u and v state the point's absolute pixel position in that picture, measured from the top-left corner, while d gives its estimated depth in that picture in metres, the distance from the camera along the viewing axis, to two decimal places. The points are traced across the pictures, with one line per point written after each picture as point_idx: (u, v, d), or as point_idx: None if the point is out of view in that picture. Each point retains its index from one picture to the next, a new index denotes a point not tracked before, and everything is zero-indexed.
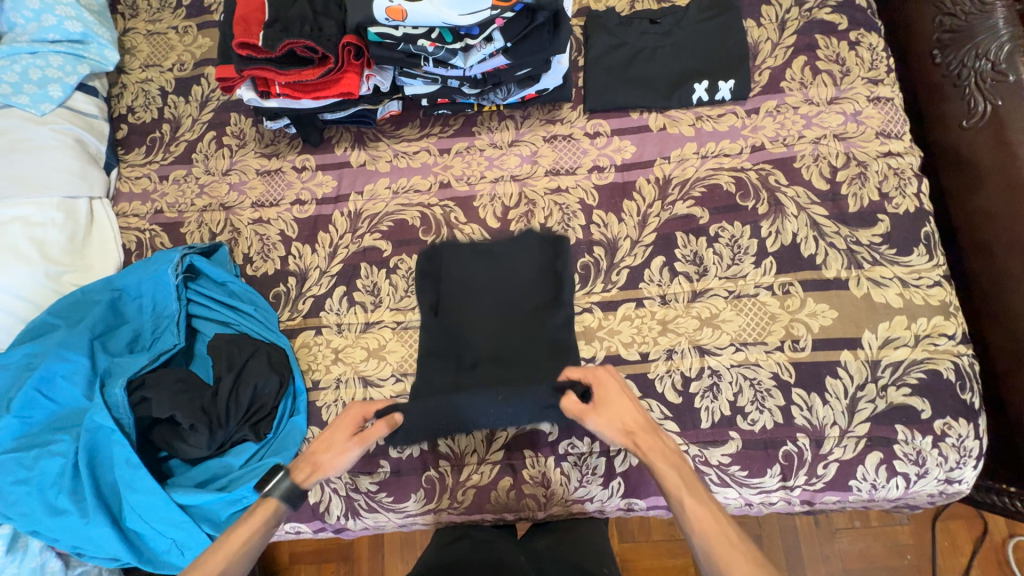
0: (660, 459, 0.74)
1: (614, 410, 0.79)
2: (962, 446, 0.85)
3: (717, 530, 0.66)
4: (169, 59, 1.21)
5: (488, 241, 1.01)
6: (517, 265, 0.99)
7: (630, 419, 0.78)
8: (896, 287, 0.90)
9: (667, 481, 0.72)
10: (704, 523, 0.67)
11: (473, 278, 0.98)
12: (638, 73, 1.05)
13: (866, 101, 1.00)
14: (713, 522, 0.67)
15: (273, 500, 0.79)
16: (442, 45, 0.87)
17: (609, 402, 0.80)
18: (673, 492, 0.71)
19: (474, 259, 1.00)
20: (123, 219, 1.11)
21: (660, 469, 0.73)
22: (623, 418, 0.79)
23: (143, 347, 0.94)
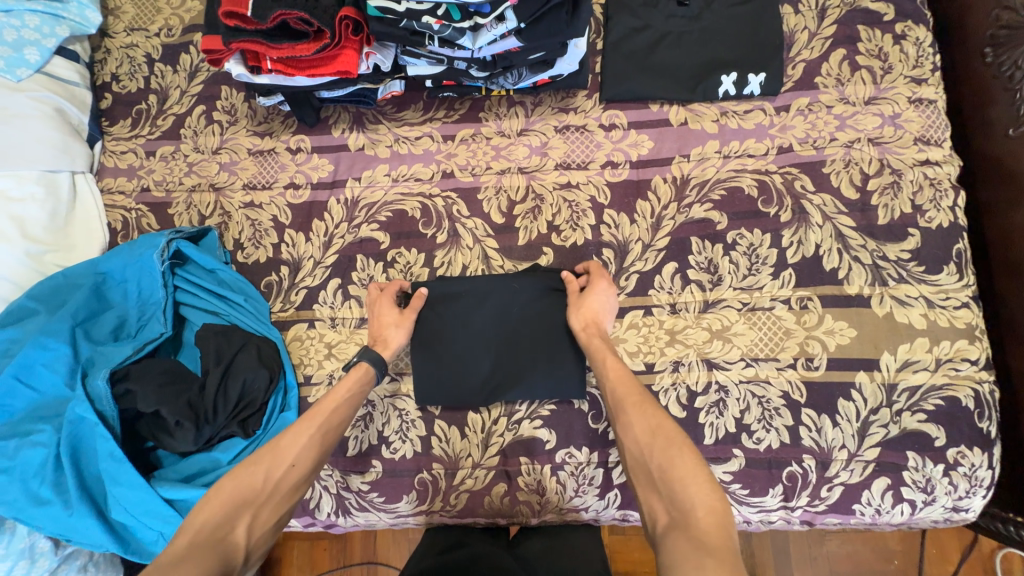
0: (604, 341, 0.83)
1: (587, 308, 0.86)
2: (973, 475, 0.82)
3: (625, 383, 0.76)
4: (156, 23, 1.12)
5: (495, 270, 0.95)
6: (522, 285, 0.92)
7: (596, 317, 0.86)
8: (921, 307, 0.85)
9: (602, 355, 0.81)
10: (617, 378, 0.77)
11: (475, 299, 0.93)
12: (661, 60, 0.97)
13: (906, 103, 0.92)
14: (625, 378, 0.77)
15: (365, 364, 0.85)
16: (449, 23, 0.79)
17: (584, 300, 0.86)
18: (603, 361, 0.80)
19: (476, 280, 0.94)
20: (109, 196, 1.06)
21: (595, 342, 0.83)
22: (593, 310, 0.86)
23: (128, 334, 0.91)
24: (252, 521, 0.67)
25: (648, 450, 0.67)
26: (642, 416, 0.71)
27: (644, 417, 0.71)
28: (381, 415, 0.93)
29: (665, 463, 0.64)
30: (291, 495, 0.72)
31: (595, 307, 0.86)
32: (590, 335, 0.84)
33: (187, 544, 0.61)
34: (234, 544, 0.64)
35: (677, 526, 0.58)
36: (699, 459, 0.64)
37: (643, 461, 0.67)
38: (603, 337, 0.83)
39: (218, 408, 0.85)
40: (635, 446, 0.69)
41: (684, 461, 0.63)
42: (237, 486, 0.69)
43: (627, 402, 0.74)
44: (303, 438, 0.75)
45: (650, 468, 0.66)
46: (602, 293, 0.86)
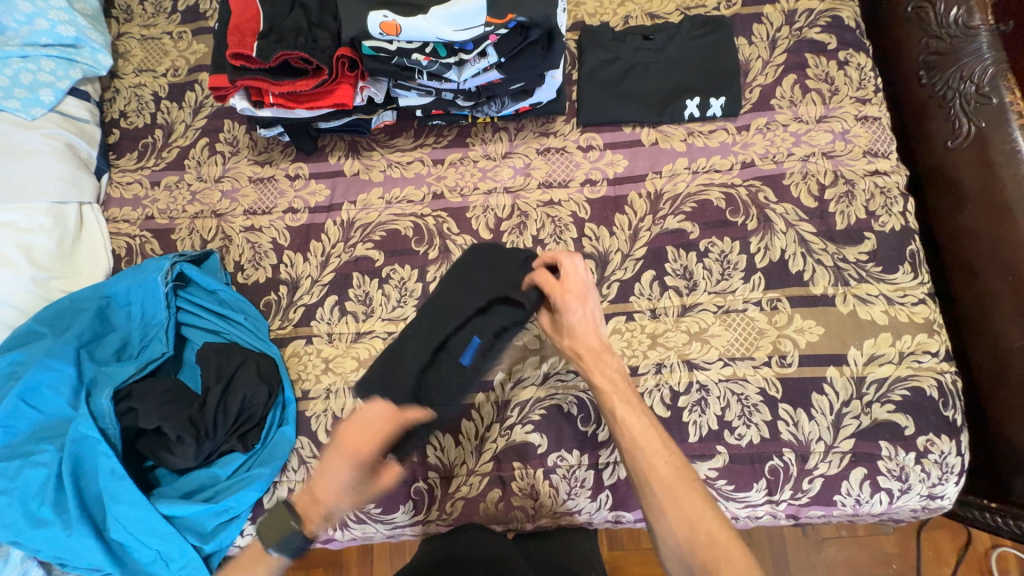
0: (606, 380, 0.80)
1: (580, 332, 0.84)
2: (944, 462, 0.87)
3: (649, 450, 0.73)
4: (163, 64, 1.21)
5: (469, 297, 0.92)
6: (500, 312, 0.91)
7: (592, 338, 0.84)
8: (881, 304, 0.92)
9: (625, 419, 0.76)
10: (637, 442, 0.74)
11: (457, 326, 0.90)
12: (631, 87, 1.06)
13: (854, 120, 1.01)
14: (647, 440, 0.73)
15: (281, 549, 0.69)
16: (436, 59, 0.87)
17: (574, 331, 0.84)
18: (625, 428, 0.75)
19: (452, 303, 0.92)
20: (114, 225, 1.10)
21: (613, 403, 0.78)
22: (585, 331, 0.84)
23: (130, 355, 0.94)
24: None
25: (690, 544, 0.65)
26: (679, 505, 0.68)
27: (684, 507, 0.68)
28: None
29: (712, 566, 0.63)
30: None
31: (578, 328, 0.84)
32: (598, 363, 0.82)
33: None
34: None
35: None
36: (743, 550, 0.63)
37: (683, 555, 0.66)
38: (602, 372, 0.81)
39: (218, 423, 0.88)
40: (672, 538, 0.67)
41: (730, 560, 0.63)
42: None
43: (654, 480, 0.71)
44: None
45: (692, 565, 0.65)
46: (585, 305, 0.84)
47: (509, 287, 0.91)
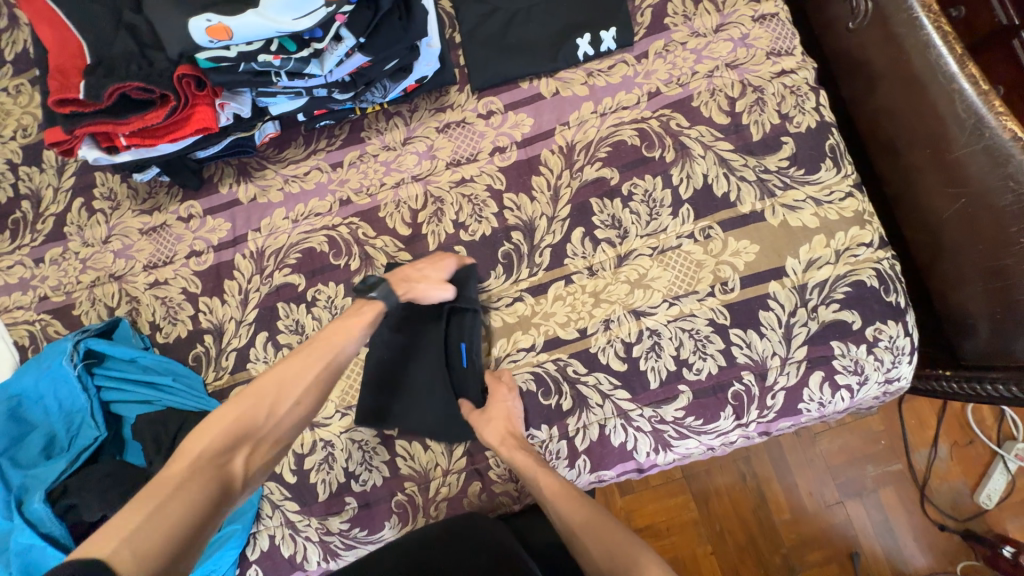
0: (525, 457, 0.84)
1: (497, 416, 0.86)
2: (894, 346, 0.88)
3: (569, 499, 0.80)
4: (8, 126, 1.07)
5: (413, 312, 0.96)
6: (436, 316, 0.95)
7: (508, 425, 0.86)
8: (810, 207, 0.90)
9: (540, 479, 0.82)
10: (558, 497, 0.80)
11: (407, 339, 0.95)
12: (517, 38, 0.99)
13: (751, 22, 0.96)
14: (566, 492, 0.80)
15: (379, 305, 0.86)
16: (287, 56, 0.78)
17: (491, 413, 0.87)
18: (542, 488, 0.81)
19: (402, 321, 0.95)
20: (7, 315, 1.01)
21: (520, 458, 0.84)
22: (503, 419, 0.86)
23: (61, 449, 0.87)
24: (249, 457, 0.71)
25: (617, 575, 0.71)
26: (601, 539, 0.74)
27: (579, 511, 0.78)
28: (342, 452, 0.93)
29: None
30: (284, 437, 0.76)
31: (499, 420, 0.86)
32: (511, 449, 0.84)
33: (148, 514, 0.59)
34: (228, 483, 0.68)
35: None
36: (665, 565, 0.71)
37: None
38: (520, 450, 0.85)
39: None
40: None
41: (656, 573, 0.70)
42: (216, 427, 0.71)
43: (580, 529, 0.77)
44: (313, 374, 0.78)
45: None
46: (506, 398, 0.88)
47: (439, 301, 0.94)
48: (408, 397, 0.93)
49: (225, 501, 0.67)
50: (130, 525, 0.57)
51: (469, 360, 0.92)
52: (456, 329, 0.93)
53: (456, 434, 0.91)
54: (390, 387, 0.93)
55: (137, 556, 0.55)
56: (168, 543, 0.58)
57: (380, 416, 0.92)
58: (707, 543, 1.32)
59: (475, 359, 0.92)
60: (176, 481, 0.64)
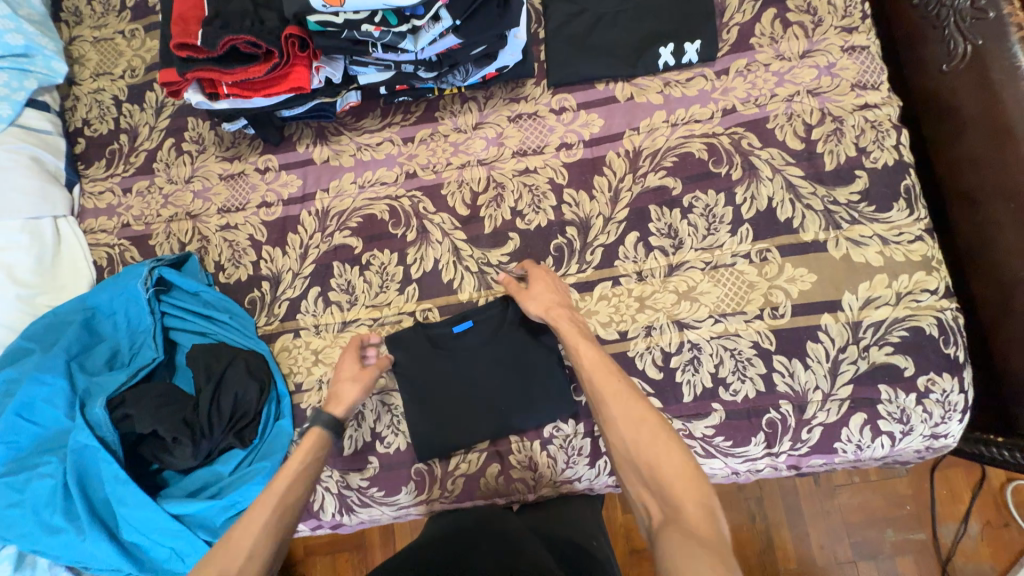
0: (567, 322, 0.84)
1: (538, 295, 0.88)
2: (947, 400, 0.84)
3: (602, 368, 0.78)
4: (120, 66, 1.17)
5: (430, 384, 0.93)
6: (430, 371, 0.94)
7: (549, 294, 0.88)
8: (876, 245, 0.88)
9: (576, 345, 0.81)
10: (592, 362, 0.79)
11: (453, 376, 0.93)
12: (599, 40, 1.01)
13: (840, 52, 0.95)
14: (600, 362, 0.79)
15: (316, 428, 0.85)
16: (388, 29, 0.82)
17: (530, 291, 0.89)
18: (579, 353, 0.81)
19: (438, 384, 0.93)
20: (92, 236, 1.10)
21: (563, 323, 0.84)
22: (544, 293, 0.88)
23: (122, 363, 0.94)
24: None
25: (635, 446, 0.69)
26: (625, 409, 0.73)
27: (611, 382, 0.76)
28: (372, 412, 0.96)
29: (653, 459, 0.67)
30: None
31: (540, 294, 0.88)
32: (557, 315, 0.85)
33: None
34: None
35: (670, 520, 0.62)
36: (685, 453, 0.67)
37: (635, 461, 0.69)
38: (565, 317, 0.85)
39: (214, 423, 0.89)
40: (622, 443, 0.71)
41: (672, 458, 0.66)
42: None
43: (606, 392, 0.75)
44: (261, 519, 0.73)
45: (642, 465, 0.68)
46: (548, 279, 0.90)
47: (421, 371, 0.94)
48: (523, 358, 0.92)
49: None
50: None
51: (470, 319, 0.94)
52: (436, 336, 0.95)
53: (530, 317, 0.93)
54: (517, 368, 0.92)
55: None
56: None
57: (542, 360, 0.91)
58: None
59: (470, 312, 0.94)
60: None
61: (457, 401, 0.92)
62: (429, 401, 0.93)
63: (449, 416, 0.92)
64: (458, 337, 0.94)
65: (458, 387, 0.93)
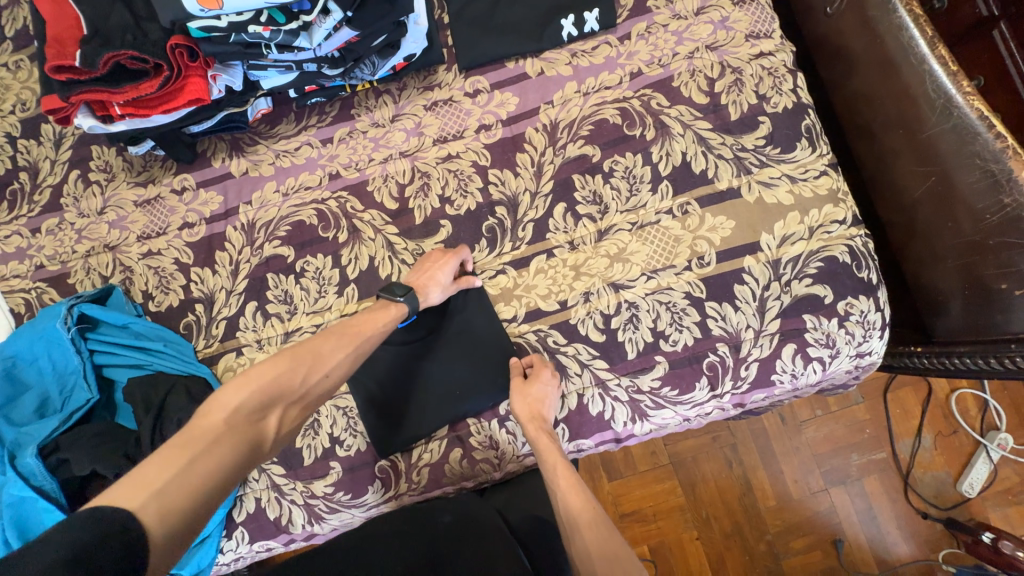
0: (548, 443, 0.86)
1: (532, 397, 0.86)
2: (865, 320, 0.90)
3: (578, 498, 0.82)
4: (8, 101, 1.10)
5: (386, 387, 0.94)
6: (386, 369, 0.94)
7: (536, 407, 0.86)
8: (785, 185, 0.93)
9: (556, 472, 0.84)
10: (569, 492, 0.82)
11: (406, 374, 0.94)
12: (504, 19, 1.01)
13: (732, 5, 0.99)
14: (577, 490, 0.82)
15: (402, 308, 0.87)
16: (277, 28, 0.81)
17: (528, 388, 0.87)
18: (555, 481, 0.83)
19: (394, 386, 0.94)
20: (4, 283, 1.04)
21: (544, 443, 0.86)
22: (531, 404, 0.86)
23: (53, 409, 0.90)
24: (282, 417, 0.71)
25: None
26: (600, 541, 0.76)
27: (586, 513, 0.80)
28: (327, 418, 0.95)
29: None
30: (316, 402, 0.75)
31: (524, 406, 0.86)
32: (537, 430, 0.86)
33: (177, 472, 0.57)
34: (257, 443, 0.66)
35: None
36: None
37: None
38: (546, 435, 0.87)
39: None
40: None
41: None
42: (258, 380, 0.69)
43: (582, 525, 0.79)
44: (341, 354, 0.78)
45: None
46: (546, 380, 0.88)
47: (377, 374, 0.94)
48: (472, 344, 0.95)
49: (249, 463, 0.65)
50: (164, 478, 0.56)
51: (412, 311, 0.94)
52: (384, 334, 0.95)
53: (473, 301, 0.96)
54: (468, 354, 0.94)
55: (162, 513, 0.54)
56: (184, 502, 0.56)
57: (490, 341, 0.94)
58: (693, 529, 1.34)
59: None
60: (213, 434, 0.62)
61: (410, 393, 0.93)
62: (386, 394, 0.94)
63: (406, 407, 0.93)
64: (404, 332, 0.94)
65: (411, 379, 0.94)
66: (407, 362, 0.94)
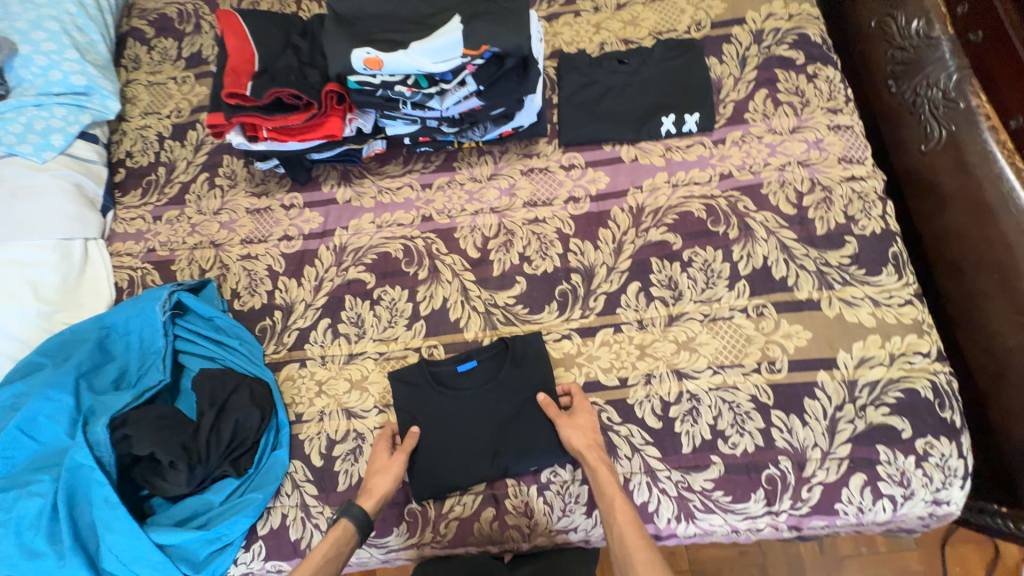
0: (607, 475, 0.83)
1: (583, 427, 0.88)
2: (946, 465, 0.84)
3: (634, 534, 0.77)
4: (168, 107, 1.28)
5: (429, 427, 0.93)
6: (433, 409, 0.94)
7: (593, 435, 0.87)
8: (868, 307, 0.92)
9: (612, 503, 0.80)
10: (625, 526, 0.78)
11: (452, 419, 0.93)
12: (608, 108, 1.11)
13: (827, 129, 1.04)
14: (633, 524, 0.78)
15: (345, 521, 0.83)
16: (418, 90, 0.93)
17: (576, 421, 0.88)
18: (612, 513, 0.80)
19: (438, 428, 0.93)
20: (117, 258, 1.15)
21: (602, 472, 0.83)
22: (588, 430, 0.87)
23: (128, 384, 0.96)
24: None
25: None
26: None
27: (641, 551, 0.75)
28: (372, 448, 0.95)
29: None
30: None
31: (577, 434, 0.86)
32: (595, 457, 0.84)
33: None
34: None
35: None
36: None
37: None
38: (605, 466, 0.84)
39: (212, 449, 0.89)
40: None
41: None
42: None
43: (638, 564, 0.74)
44: None
45: None
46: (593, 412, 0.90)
47: (423, 412, 0.94)
48: (523, 400, 0.93)
49: None
50: None
51: (475, 358, 0.97)
52: (439, 372, 0.97)
53: (531, 357, 0.96)
54: (517, 409, 0.93)
55: None
56: None
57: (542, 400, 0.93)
58: None
59: (476, 352, 0.97)
60: None
61: (452, 439, 0.92)
62: (429, 436, 0.93)
63: (446, 452, 0.92)
64: (461, 377, 0.96)
65: (456, 424, 0.93)
66: (454, 407, 0.94)
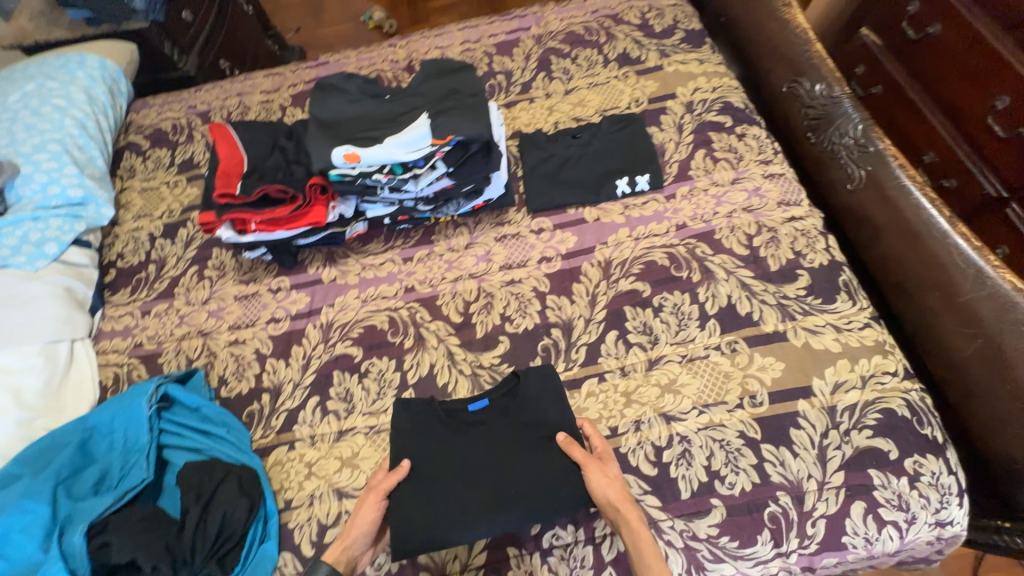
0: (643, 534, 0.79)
1: (614, 478, 0.84)
2: (939, 483, 0.85)
3: None
4: (160, 209, 1.36)
5: (426, 469, 0.88)
6: (432, 449, 0.91)
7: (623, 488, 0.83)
8: (831, 333, 0.98)
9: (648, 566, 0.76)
10: None
11: (453, 460, 0.89)
12: (568, 176, 1.23)
13: (763, 178, 1.17)
14: None
15: None
16: (394, 176, 1.04)
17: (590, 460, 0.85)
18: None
19: (437, 470, 0.88)
20: (103, 356, 1.16)
21: (638, 533, 0.78)
22: (617, 482, 0.84)
23: (109, 486, 0.92)
24: None
25: None
26: None
27: None
28: None
29: None
30: None
31: (605, 482, 0.83)
32: (629, 511, 0.80)
33: None
34: None
35: None
36: None
37: None
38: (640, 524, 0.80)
39: (197, 548, 0.85)
40: None
41: None
42: None
43: None
44: None
45: None
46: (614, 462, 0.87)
47: (422, 452, 0.91)
48: (529, 441, 0.90)
49: None
50: None
51: (485, 397, 0.98)
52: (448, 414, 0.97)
53: (538, 396, 0.95)
54: (521, 451, 0.89)
55: None
56: None
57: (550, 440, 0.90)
58: None
59: (488, 393, 0.98)
60: None
61: (451, 482, 0.87)
62: (430, 482, 0.87)
63: (442, 494, 0.85)
64: (472, 420, 0.95)
65: (456, 465, 0.88)
66: (457, 448, 0.91)
